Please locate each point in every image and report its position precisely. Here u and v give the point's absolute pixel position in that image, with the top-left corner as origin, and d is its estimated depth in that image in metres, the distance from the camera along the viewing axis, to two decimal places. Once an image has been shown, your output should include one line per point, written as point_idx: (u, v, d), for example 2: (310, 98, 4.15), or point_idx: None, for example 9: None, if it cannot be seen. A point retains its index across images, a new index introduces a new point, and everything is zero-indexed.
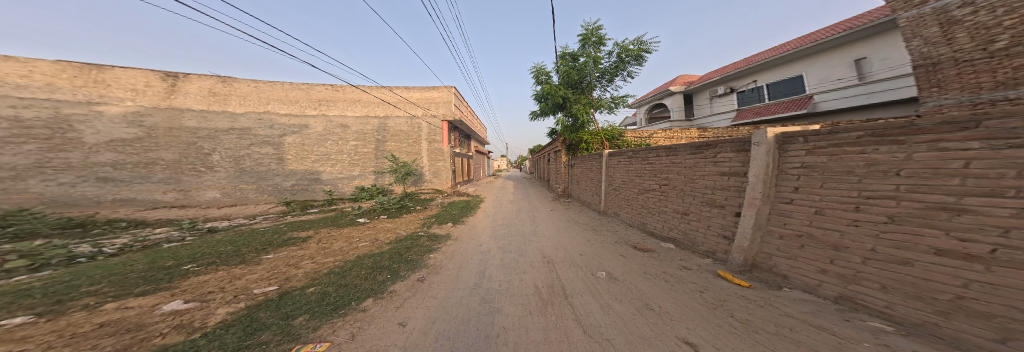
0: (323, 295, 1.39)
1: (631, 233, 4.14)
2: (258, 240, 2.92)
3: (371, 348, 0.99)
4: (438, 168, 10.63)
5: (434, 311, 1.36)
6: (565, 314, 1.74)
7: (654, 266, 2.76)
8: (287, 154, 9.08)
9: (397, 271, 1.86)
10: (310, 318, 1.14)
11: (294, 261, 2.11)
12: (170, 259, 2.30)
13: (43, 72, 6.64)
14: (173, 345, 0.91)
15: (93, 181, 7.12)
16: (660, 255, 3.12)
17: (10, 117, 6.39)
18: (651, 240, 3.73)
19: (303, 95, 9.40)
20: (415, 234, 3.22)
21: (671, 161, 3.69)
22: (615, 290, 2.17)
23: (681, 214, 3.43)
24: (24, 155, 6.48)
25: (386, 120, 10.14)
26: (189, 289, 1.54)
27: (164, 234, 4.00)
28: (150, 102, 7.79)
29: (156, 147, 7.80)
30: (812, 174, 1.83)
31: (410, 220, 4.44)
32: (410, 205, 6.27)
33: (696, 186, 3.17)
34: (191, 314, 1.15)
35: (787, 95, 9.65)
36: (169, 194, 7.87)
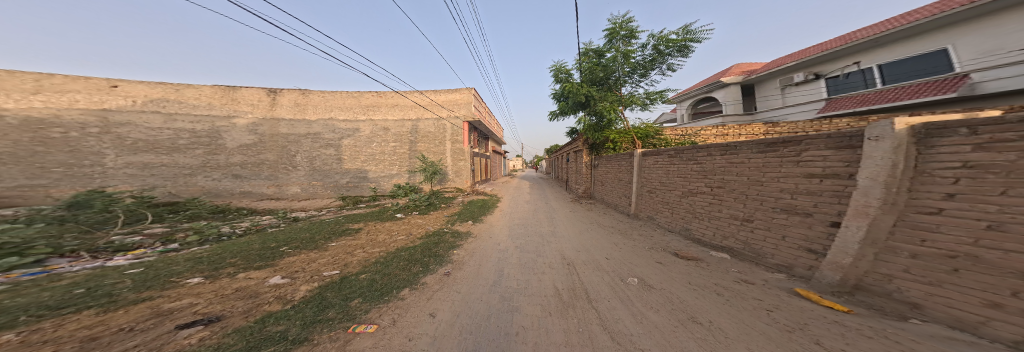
0: (371, 281, 1.69)
1: (670, 239, 3.68)
2: (326, 230, 3.71)
3: (408, 335, 1.18)
4: (460, 168, 11.23)
5: (458, 305, 1.51)
6: (589, 318, 1.72)
7: (702, 276, 2.41)
8: (344, 156, 10.71)
9: (428, 265, 2.12)
10: (362, 301, 1.41)
11: (349, 250, 2.60)
12: (273, 241, 3.16)
13: (207, 95, 9.58)
14: (275, 312, 1.26)
15: (229, 177, 9.77)
16: (710, 264, 2.71)
17: (189, 130, 9.33)
18: (697, 248, 3.24)
19: (355, 102, 10.96)
20: (441, 231, 3.55)
21: (728, 161, 3.07)
22: (649, 299, 2.00)
23: (741, 221, 2.86)
24: (196, 157, 9.42)
25: (421, 122, 11.08)
26: (284, 267, 2.08)
27: (267, 221, 5.46)
28: (261, 114, 10.14)
29: (263, 150, 10.16)
30: (989, 176, 1.19)
31: (437, 217, 4.89)
32: (435, 203, 6.88)
33: (764, 189, 2.57)
34: (285, 289, 1.55)
35: (916, 77, 6.73)
36: (270, 188, 10.16)
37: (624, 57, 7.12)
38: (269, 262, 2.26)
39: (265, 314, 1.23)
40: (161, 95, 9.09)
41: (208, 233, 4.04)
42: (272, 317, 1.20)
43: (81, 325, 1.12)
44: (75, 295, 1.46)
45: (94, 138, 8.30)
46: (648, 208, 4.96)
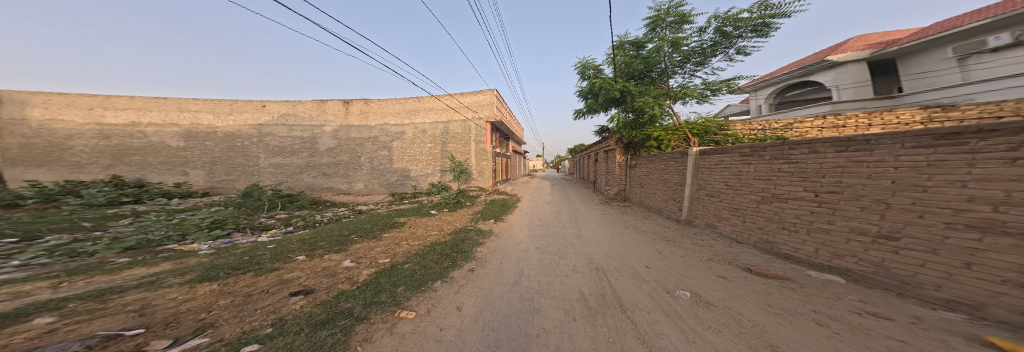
0: (412, 271, 1.99)
1: (742, 253, 2.95)
2: (380, 222, 4.47)
3: (439, 326, 1.35)
4: (484, 168, 11.49)
5: (481, 301, 1.64)
6: (623, 328, 1.58)
7: (792, 300, 1.84)
8: (393, 157, 11.84)
9: (456, 260, 2.35)
10: (407, 289, 1.66)
11: (398, 241, 3.06)
12: (345, 228, 4.02)
13: (308, 107, 11.84)
14: (348, 290, 1.60)
15: (319, 175, 11.86)
16: (808, 286, 2.04)
17: (300, 136, 11.74)
18: (785, 265, 2.50)
19: (401, 107, 11.96)
20: (468, 228, 3.82)
21: (852, 159, 2.23)
22: (705, 317, 1.68)
23: (870, 238, 2.02)
24: (303, 159, 11.76)
25: (455, 121, 11.47)
26: (353, 251, 2.64)
27: (344, 211, 6.88)
28: (340, 122, 11.86)
29: (337, 154, 11.84)
30: None
31: (461, 215, 5.19)
32: (461, 201, 7.26)
33: (919, 198, 1.73)
34: (354, 271, 1.98)
35: None
36: (344, 185, 11.89)
37: (673, 45, 6.97)
38: (339, 251, 2.63)
39: (340, 290, 1.58)
40: (285, 109, 11.76)
41: (307, 220, 5.09)
42: (344, 294, 1.53)
43: (240, 283, 1.67)
44: (244, 261, 2.20)
45: (255, 145, 11.61)
46: (710, 213, 4.12)
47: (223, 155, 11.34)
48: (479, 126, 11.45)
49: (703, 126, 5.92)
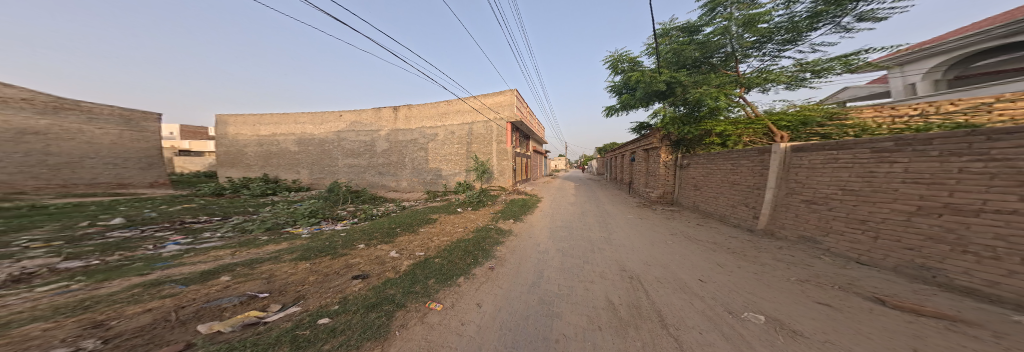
0: (441, 266, 2.19)
1: (866, 279, 2.11)
2: (419, 217, 4.98)
3: (460, 320, 1.46)
4: (504, 167, 11.51)
5: (500, 300, 1.68)
6: (663, 346, 1.37)
7: (962, 348, 1.22)
8: (429, 157, 12.60)
9: (478, 257, 2.49)
10: (436, 282, 1.85)
11: (432, 236, 3.40)
12: (394, 220, 4.67)
13: (368, 115, 13.62)
14: (391, 278, 1.89)
15: (376, 173, 13.58)
16: (1004, 333, 1.30)
17: (365, 141, 13.64)
18: (947, 301, 1.67)
19: (435, 111, 12.58)
20: (489, 227, 3.97)
21: None
22: (787, 346, 1.30)
23: None
24: (365, 160, 13.64)
25: (478, 122, 11.66)
26: (398, 241, 3.07)
27: (395, 206, 7.86)
28: (392, 126, 13.23)
29: (387, 156, 13.30)
30: None
31: (483, 214, 5.39)
32: (483, 200, 7.40)
33: None
34: (396, 261, 2.31)
35: None
36: (396, 182, 13.25)
37: (745, 23, 5.93)
38: (388, 242, 3.04)
39: (383, 278, 1.86)
40: (353, 117, 13.83)
41: (367, 213, 5.98)
42: (389, 282, 1.81)
43: (317, 266, 2.16)
44: (326, 245, 2.83)
45: (336, 150, 14.06)
46: (823, 225, 3.06)
47: (316, 157, 14.33)
48: (500, 127, 11.43)
49: (803, 115, 4.71)
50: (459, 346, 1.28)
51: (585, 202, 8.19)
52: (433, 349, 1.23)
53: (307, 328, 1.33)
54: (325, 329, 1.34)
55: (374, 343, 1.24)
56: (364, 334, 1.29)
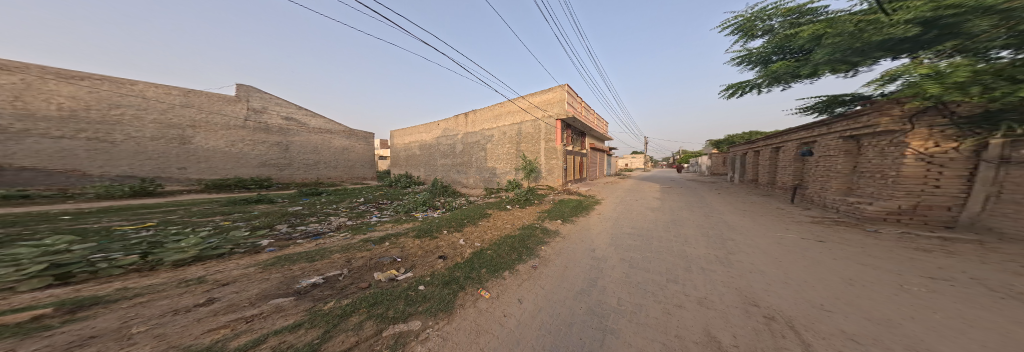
0: (490, 257, 2.52)
1: None
2: (478, 210, 5.62)
3: (502, 310, 1.65)
4: (553, 166, 11.12)
5: (542, 301, 1.75)
6: None
7: None
8: (487, 156, 13.01)
9: (522, 255, 2.73)
10: (489, 272, 2.15)
11: (486, 229, 3.87)
12: (474, 211, 5.49)
13: (448, 123, 15.28)
14: (457, 262, 2.39)
15: (457, 170, 14.76)
16: None
17: (447, 148, 15.36)
18: None
19: (493, 112, 12.86)
20: (533, 225, 4.08)
21: None
22: None
23: None
24: (447, 160, 15.38)
25: (528, 121, 11.46)
26: (465, 231, 3.72)
27: (465, 201, 8.79)
28: (464, 130, 14.25)
29: (458, 156, 14.64)
30: None
31: (530, 212, 5.51)
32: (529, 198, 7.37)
33: None
34: (459, 249, 2.85)
35: None
36: (469, 179, 14.05)
37: None
38: (459, 230, 3.77)
39: (452, 262, 2.41)
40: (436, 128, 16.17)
41: (448, 205, 7.38)
42: (456, 265, 2.31)
43: (418, 246, 3.04)
44: (426, 229, 3.84)
45: (427, 155, 16.95)
46: None
47: (426, 157, 17.06)
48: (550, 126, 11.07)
49: None
50: (500, 337, 1.46)
51: (675, 213, 6.22)
52: (480, 332, 1.48)
53: (412, 290, 1.91)
54: (421, 294, 1.88)
55: (443, 315, 1.63)
56: (438, 305, 1.72)
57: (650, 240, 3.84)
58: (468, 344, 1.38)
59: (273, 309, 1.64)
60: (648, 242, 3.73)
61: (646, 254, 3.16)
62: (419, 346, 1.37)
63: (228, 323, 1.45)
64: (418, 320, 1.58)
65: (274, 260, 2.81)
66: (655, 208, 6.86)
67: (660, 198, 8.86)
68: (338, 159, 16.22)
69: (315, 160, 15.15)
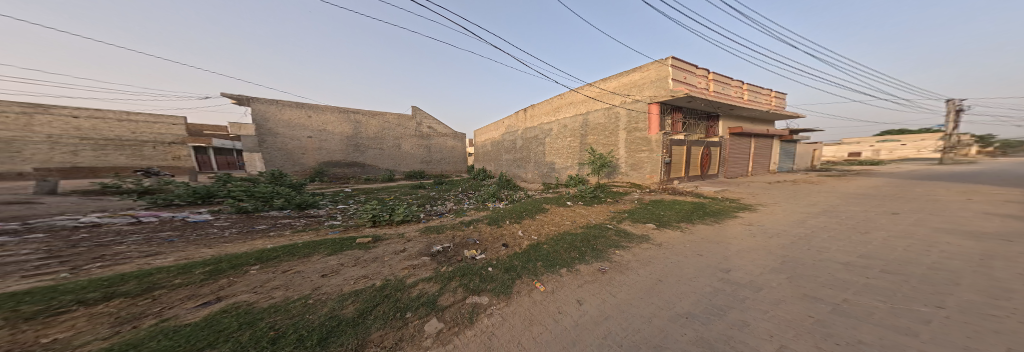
0: (547, 253, 2.64)
1: None
2: (534, 204, 5.52)
3: (558, 303, 1.85)
4: (640, 161, 9.05)
5: (607, 310, 1.77)
6: None
7: None
8: (546, 151, 12.87)
9: (586, 255, 2.66)
10: (545, 267, 2.34)
11: (545, 222, 3.97)
12: (532, 205, 5.57)
13: (512, 120, 15.87)
14: (519, 252, 2.71)
15: (517, 164, 15.41)
16: None
17: (511, 142, 16.06)
18: None
19: (558, 103, 12.12)
20: (603, 225, 3.81)
21: None
22: None
23: None
24: (511, 154, 16.09)
25: (608, 108, 9.81)
26: (525, 223, 3.91)
27: (524, 194, 8.65)
28: (523, 127, 14.71)
29: (521, 151, 14.91)
30: None
31: (601, 212, 4.74)
32: (601, 197, 6.34)
33: None
34: (518, 241, 3.04)
35: None
36: (529, 173, 14.36)
37: None
38: (518, 221, 3.98)
39: (512, 251, 2.70)
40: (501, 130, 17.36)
41: (510, 197, 7.67)
42: (519, 254, 2.61)
43: (489, 232, 3.46)
44: (495, 217, 4.28)
45: (495, 152, 18.55)
46: None
47: (495, 153, 18.60)
48: (633, 113, 9.06)
49: None
50: (553, 330, 1.57)
51: None
52: (535, 321, 1.67)
53: (485, 269, 2.28)
54: (490, 274, 2.22)
55: (503, 298, 1.87)
56: (500, 288, 1.99)
57: (919, 287, 1.84)
58: (522, 328, 1.60)
59: (422, 262, 2.48)
60: (899, 286, 1.88)
61: (887, 305, 1.58)
62: (486, 318, 1.69)
63: (403, 265, 2.41)
64: (486, 296, 1.90)
65: (426, 228, 3.91)
66: (965, 234, 3.14)
67: (993, 216, 3.87)
68: (452, 160, 20.91)
69: (442, 157, 20.24)
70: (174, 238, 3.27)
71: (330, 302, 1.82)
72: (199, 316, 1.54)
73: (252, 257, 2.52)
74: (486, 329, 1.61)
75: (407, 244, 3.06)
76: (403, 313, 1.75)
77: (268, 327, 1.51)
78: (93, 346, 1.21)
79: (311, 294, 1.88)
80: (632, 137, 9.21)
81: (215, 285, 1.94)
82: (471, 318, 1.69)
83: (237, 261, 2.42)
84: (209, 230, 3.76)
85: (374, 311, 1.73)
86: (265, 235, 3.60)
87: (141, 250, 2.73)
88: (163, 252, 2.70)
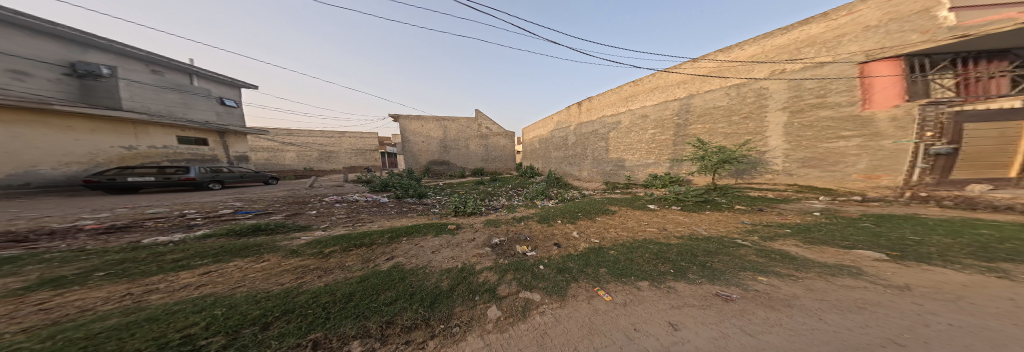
0: (616, 260, 2.21)
1: None
2: (596, 206, 4.82)
3: (635, 318, 1.49)
4: (834, 152, 5.49)
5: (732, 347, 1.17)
6: None
7: None
8: (610, 146, 10.79)
9: (683, 271, 1.94)
10: (611, 275, 2.00)
11: (612, 227, 3.27)
12: (587, 206, 4.94)
13: (564, 115, 13.88)
14: (578, 254, 2.42)
15: (569, 162, 13.54)
16: None
17: (562, 140, 14.15)
18: None
19: (634, 88, 9.70)
20: (726, 240, 2.54)
21: None
22: None
23: None
24: (560, 151, 14.28)
25: (743, 86, 6.77)
26: (585, 226, 3.43)
27: (573, 195, 7.52)
28: (578, 120, 12.77)
29: (575, 147, 13.06)
30: None
31: (725, 223, 3.27)
32: (723, 202, 4.78)
33: None
34: (576, 245, 2.66)
35: None
36: (582, 172, 12.53)
37: None
38: (573, 222, 3.63)
39: (567, 252, 2.46)
40: (546, 129, 15.87)
41: (561, 196, 7.21)
42: (576, 257, 2.34)
43: (540, 229, 3.35)
44: (547, 216, 4.05)
45: (541, 149, 16.91)
46: None
47: (542, 150, 16.66)
48: (801, 84, 5.87)
49: None
50: (622, 346, 1.29)
51: None
52: (594, 330, 1.45)
53: (537, 267, 2.23)
54: (542, 272, 2.16)
55: (557, 298, 1.80)
56: (553, 288, 1.92)
57: None
58: (578, 334, 1.44)
59: (485, 252, 2.76)
60: None
61: None
62: (537, 316, 1.68)
63: (474, 252, 2.80)
64: (538, 293, 1.90)
65: (489, 221, 4.21)
66: None
67: None
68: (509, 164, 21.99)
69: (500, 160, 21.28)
70: (378, 212, 5.60)
71: (435, 274, 2.48)
72: (386, 266, 2.68)
73: (406, 231, 3.78)
74: (538, 326, 1.59)
75: (476, 234, 3.46)
76: (473, 295, 2.08)
77: (407, 285, 2.34)
78: (356, 274, 2.56)
79: (427, 265, 2.64)
80: (803, 120, 5.84)
81: (389, 247, 3.16)
82: (523, 313, 1.74)
83: (395, 232, 3.73)
84: (396, 209, 6.00)
85: (458, 289, 2.19)
86: (405, 215, 5.35)
87: (369, 219, 4.84)
88: (376, 220, 4.69)
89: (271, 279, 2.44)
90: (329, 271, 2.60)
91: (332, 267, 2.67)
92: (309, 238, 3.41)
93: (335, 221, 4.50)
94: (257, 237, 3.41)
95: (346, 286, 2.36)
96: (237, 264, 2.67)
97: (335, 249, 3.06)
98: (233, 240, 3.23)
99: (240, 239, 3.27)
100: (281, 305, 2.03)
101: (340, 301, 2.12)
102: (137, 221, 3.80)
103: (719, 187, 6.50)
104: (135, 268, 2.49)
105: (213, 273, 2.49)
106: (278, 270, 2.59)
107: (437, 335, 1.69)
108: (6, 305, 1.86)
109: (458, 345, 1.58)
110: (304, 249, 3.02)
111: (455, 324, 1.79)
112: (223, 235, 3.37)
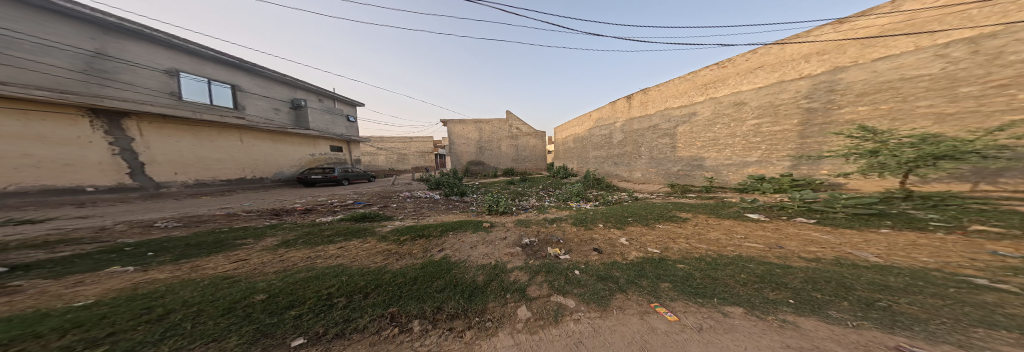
0: (688, 276, 1.60)
1: None
2: (655, 210, 3.85)
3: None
4: None
5: None
6: None
7: None
8: (678, 143, 8.64)
9: (807, 299, 1.20)
10: (679, 290, 1.46)
11: (675, 236, 2.48)
12: (644, 209, 4.03)
13: (609, 110, 12.14)
14: (629, 262, 1.92)
15: (615, 162, 11.65)
16: None
17: (607, 137, 12.30)
18: None
19: (723, 71, 7.43)
20: (936, 276, 1.41)
21: None
22: None
23: None
24: (605, 150, 12.46)
25: (986, 38, 3.88)
26: (637, 232, 2.74)
27: (618, 199, 6.15)
28: (628, 115, 10.87)
29: (624, 145, 11.12)
30: None
31: (933, 251, 1.89)
32: (929, 218, 2.86)
33: None
34: (626, 252, 2.15)
35: None
36: (633, 172, 10.57)
37: None
38: (619, 227, 3.00)
39: (612, 259, 2.02)
40: (586, 126, 14.27)
41: (602, 198, 6.16)
42: (623, 266, 1.87)
43: (576, 232, 2.95)
44: (585, 218, 3.54)
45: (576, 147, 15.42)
46: None
47: (578, 149, 15.21)
48: None
49: None
50: None
51: None
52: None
53: (573, 272, 1.92)
54: (578, 278, 1.84)
55: (597, 307, 1.46)
56: (592, 295, 1.58)
57: None
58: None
59: (517, 252, 2.66)
60: None
61: None
62: (571, 323, 1.41)
63: (506, 251, 2.74)
64: (573, 299, 1.60)
65: (520, 220, 4.08)
66: None
67: None
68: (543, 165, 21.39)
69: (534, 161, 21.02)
70: (434, 207, 6.67)
71: (474, 268, 2.58)
72: (439, 257, 3.04)
73: (454, 226, 4.23)
74: (571, 333, 1.33)
75: (507, 233, 3.43)
76: (505, 293, 1.99)
77: (455, 276, 2.54)
78: (420, 261, 3.02)
79: (466, 260, 2.80)
80: None
81: (442, 240, 3.57)
82: (555, 317, 1.50)
83: (447, 226, 4.23)
84: (448, 205, 6.92)
85: (491, 285, 2.17)
86: (451, 210, 6.10)
87: (428, 213, 5.78)
88: (432, 215, 5.54)
89: (371, 258, 3.25)
90: (403, 256, 3.21)
91: (406, 253, 3.27)
92: (392, 227, 4.41)
93: (410, 214, 5.66)
94: (363, 223, 4.73)
95: (412, 271, 2.81)
96: (356, 243, 3.76)
97: (408, 238, 3.76)
98: (355, 225, 4.60)
99: (357, 224, 4.62)
100: (374, 280, 2.62)
101: (410, 283, 2.54)
102: (312, 206, 6.12)
103: (915, 195, 3.84)
104: (313, 239, 3.96)
105: (344, 248, 3.60)
106: (376, 252, 3.43)
107: (473, 327, 1.67)
108: (271, 255, 3.36)
109: (488, 340, 1.50)
110: (389, 237, 3.88)
111: (488, 319, 1.74)
112: (349, 220, 4.89)
